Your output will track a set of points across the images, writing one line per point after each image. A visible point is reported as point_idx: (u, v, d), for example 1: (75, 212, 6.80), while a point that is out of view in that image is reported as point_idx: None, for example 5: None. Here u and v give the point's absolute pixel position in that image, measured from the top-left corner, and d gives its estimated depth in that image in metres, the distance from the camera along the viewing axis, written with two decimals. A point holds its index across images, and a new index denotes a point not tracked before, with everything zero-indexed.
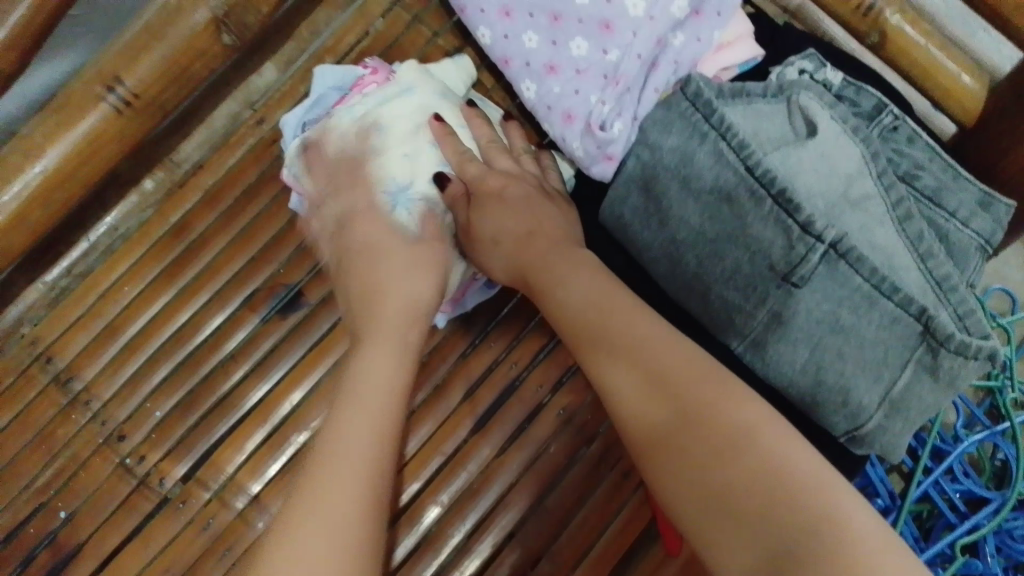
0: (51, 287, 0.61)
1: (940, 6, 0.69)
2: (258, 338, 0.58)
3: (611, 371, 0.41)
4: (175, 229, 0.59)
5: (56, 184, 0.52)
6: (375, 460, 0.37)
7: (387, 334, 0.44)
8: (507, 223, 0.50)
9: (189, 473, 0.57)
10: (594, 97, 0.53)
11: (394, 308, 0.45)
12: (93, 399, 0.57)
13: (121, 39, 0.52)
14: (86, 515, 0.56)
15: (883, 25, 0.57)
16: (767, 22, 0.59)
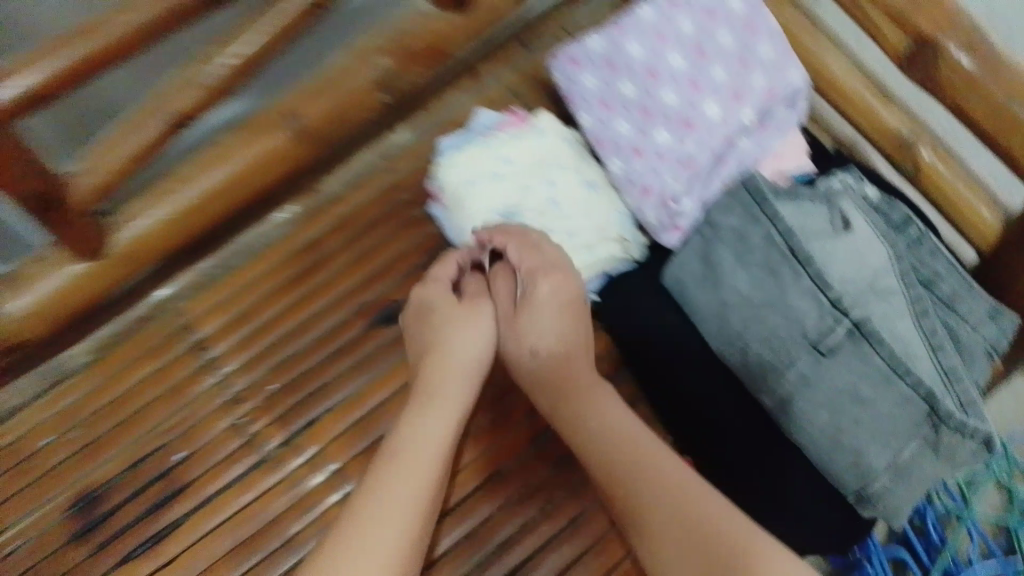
0: (202, 274, 0.70)
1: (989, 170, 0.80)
2: (368, 339, 0.66)
3: (634, 491, 0.50)
4: (308, 244, 0.70)
5: (233, 185, 0.66)
6: (408, 524, 0.46)
7: (431, 422, 0.53)
8: (551, 339, 0.58)
9: (291, 439, 0.63)
10: (670, 180, 0.65)
11: (441, 395, 0.55)
12: (222, 364, 0.65)
13: (305, 83, 0.69)
14: (193, 463, 0.62)
15: (920, 162, 0.68)
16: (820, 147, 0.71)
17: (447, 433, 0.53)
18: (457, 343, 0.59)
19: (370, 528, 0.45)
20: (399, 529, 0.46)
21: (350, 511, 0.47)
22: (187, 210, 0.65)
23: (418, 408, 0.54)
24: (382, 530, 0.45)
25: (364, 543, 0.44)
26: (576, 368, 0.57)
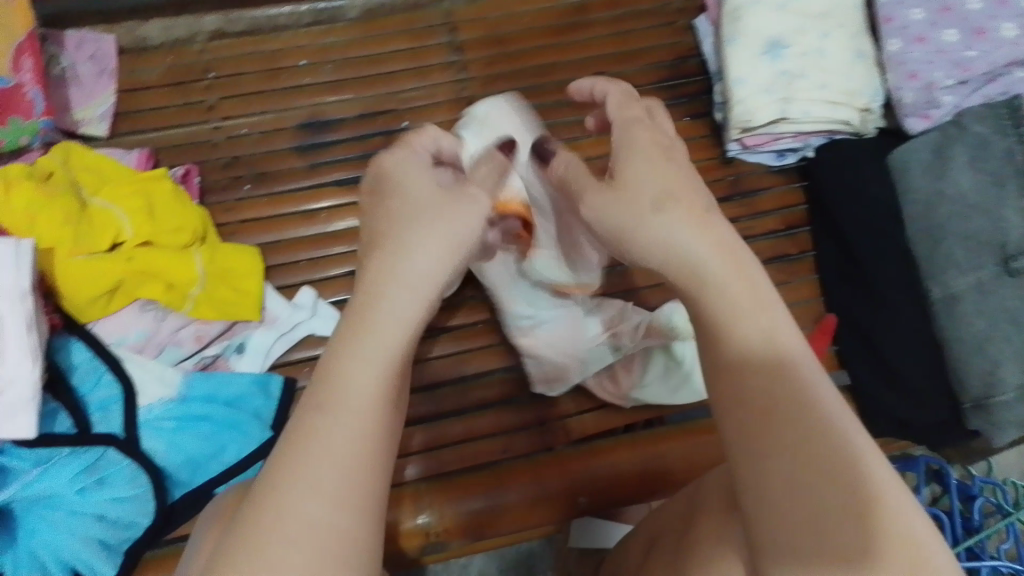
0: (135, 141, 0.75)
1: (835, 72, 0.77)
2: (323, 242, 0.73)
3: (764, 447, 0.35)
4: (234, 140, 0.76)
5: (256, 96, 0.77)
6: (350, 476, 0.35)
7: (397, 288, 0.41)
8: (609, 199, 0.44)
9: (272, 261, 0.72)
10: (939, 74, 0.74)
11: (387, 295, 0.40)
12: (230, 207, 0.74)
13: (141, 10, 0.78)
14: (185, 273, 0.66)
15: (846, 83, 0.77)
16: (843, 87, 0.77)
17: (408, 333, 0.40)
18: (404, 261, 0.41)
19: (298, 502, 0.33)
20: (349, 498, 0.34)
21: (283, 455, 0.35)
22: (100, 164, 0.68)
23: (371, 313, 0.39)
24: (317, 506, 0.33)
25: (294, 505, 0.33)
26: (735, 266, 0.39)
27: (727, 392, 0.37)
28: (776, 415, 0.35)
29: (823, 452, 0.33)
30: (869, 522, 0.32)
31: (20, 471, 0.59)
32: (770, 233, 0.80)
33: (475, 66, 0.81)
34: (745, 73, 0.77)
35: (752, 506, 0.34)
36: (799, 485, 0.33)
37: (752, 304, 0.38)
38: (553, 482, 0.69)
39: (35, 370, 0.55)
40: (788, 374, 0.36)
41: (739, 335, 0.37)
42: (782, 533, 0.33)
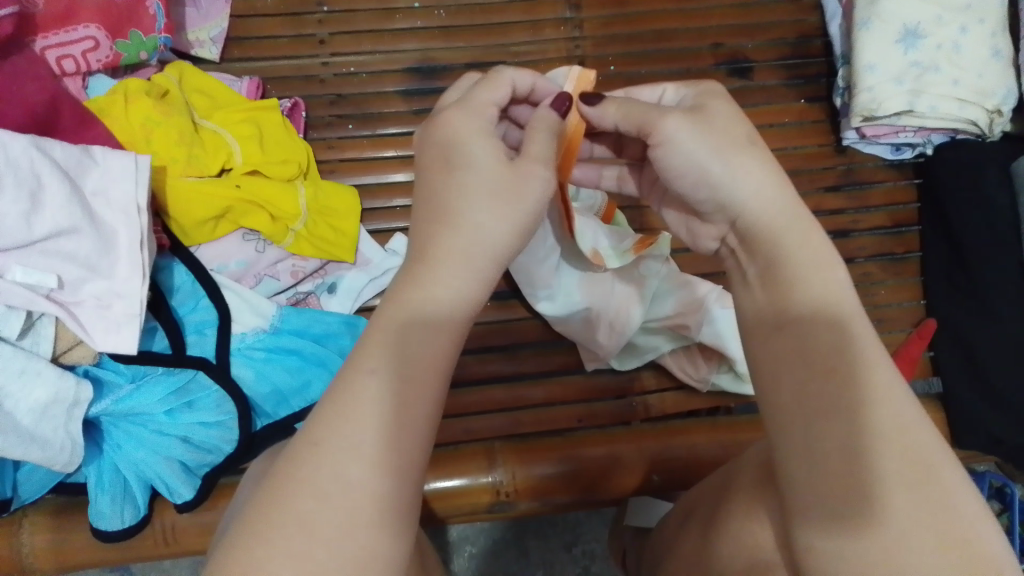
0: (247, 69, 0.75)
1: (970, 70, 0.74)
2: None
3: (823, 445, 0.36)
4: (343, 77, 0.75)
5: (368, 34, 0.76)
6: (407, 417, 0.36)
7: (470, 251, 0.40)
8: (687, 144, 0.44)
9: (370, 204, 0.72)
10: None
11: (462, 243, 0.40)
12: (334, 145, 0.73)
13: None
14: (289, 206, 0.65)
15: (982, 83, 0.73)
16: (979, 84, 0.74)
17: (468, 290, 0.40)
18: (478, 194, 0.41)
19: (348, 439, 0.34)
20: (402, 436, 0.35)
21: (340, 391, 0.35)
22: (214, 88, 0.68)
23: (440, 251, 0.40)
24: (364, 438, 0.34)
25: (334, 453, 0.34)
26: (810, 238, 0.41)
27: (773, 355, 0.39)
28: (826, 381, 0.36)
29: (859, 420, 0.35)
30: (897, 484, 0.34)
31: (114, 385, 0.59)
32: (875, 229, 0.77)
33: (588, 25, 0.79)
34: (875, 59, 0.73)
35: (791, 459, 0.37)
36: (834, 447, 0.35)
37: (825, 284, 0.39)
38: (630, 456, 0.68)
39: (144, 287, 0.54)
40: (836, 337, 0.37)
41: (808, 294, 0.39)
42: (821, 485, 0.35)
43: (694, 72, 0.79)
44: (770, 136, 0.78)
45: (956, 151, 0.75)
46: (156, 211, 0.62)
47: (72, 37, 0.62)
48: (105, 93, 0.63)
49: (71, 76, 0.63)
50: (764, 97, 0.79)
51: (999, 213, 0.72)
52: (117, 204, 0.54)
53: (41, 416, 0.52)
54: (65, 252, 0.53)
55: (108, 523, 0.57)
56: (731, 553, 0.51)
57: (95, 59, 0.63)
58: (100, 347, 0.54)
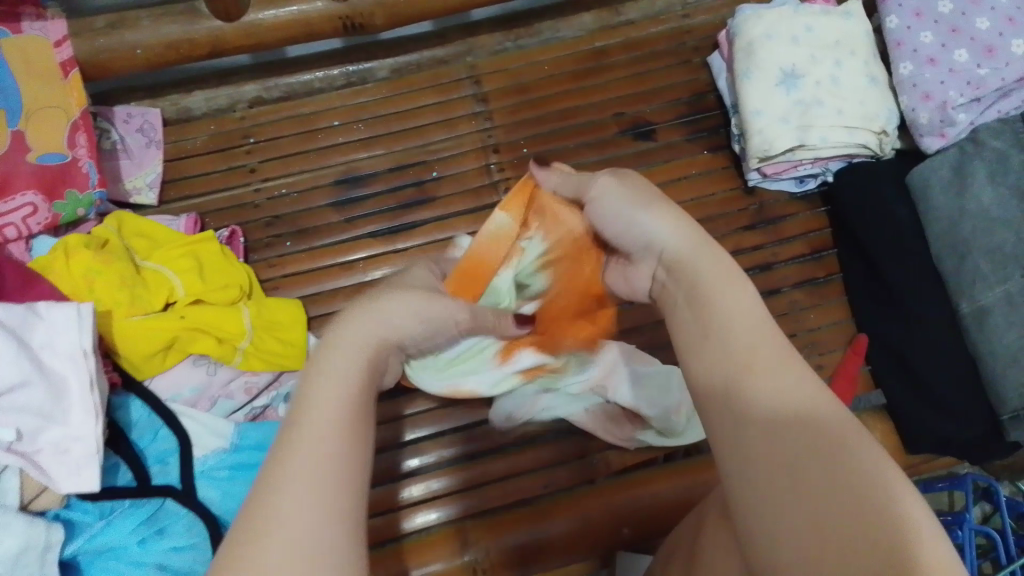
0: (185, 206, 0.80)
1: (849, 101, 0.79)
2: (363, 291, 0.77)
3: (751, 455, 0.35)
4: (277, 198, 0.80)
5: (295, 156, 0.82)
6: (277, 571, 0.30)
7: (361, 341, 0.43)
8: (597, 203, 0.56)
9: (317, 313, 0.76)
10: (953, 92, 0.76)
11: (342, 363, 0.40)
12: (275, 263, 0.78)
13: (186, 83, 0.83)
14: (233, 326, 0.68)
15: (863, 109, 0.79)
16: (861, 112, 0.79)
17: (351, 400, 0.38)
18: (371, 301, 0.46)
19: (253, 549, 0.30)
20: (303, 563, 0.30)
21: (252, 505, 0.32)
22: (152, 230, 0.73)
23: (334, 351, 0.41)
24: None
25: None
26: (720, 265, 0.45)
27: (741, 455, 0.35)
28: (792, 466, 0.33)
29: (808, 457, 0.33)
30: (912, 553, 0.29)
31: (84, 524, 0.61)
32: (795, 258, 0.81)
33: (498, 115, 0.85)
34: (762, 104, 0.79)
35: (768, 546, 0.32)
36: (812, 518, 0.31)
37: (738, 302, 0.42)
38: (595, 513, 0.71)
39: (99, 427, 0.57)
40: (815, 429, 0.34)
41: (765, 382, 0.37)
42: (802, 566, 0.30)
43: (603, 141, 0.84)
44: (682, 189, 0.83)
45: (854, 175, 0.80)
46: (106, 352, 0.65)
47: (10, 206, 0.67)
48: (46, 253, 0.66)
49: (14, 241, 0.68)
50: (671, 154, 0.84)
51: (903, 224, 0.77)
52: (65, 352, 0.58)
53: (14, 564, 0.54)
54: (20, 404, 0.56)
55: None
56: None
57: (35, 223, 0.68)
58: (64, 490, 0.57)
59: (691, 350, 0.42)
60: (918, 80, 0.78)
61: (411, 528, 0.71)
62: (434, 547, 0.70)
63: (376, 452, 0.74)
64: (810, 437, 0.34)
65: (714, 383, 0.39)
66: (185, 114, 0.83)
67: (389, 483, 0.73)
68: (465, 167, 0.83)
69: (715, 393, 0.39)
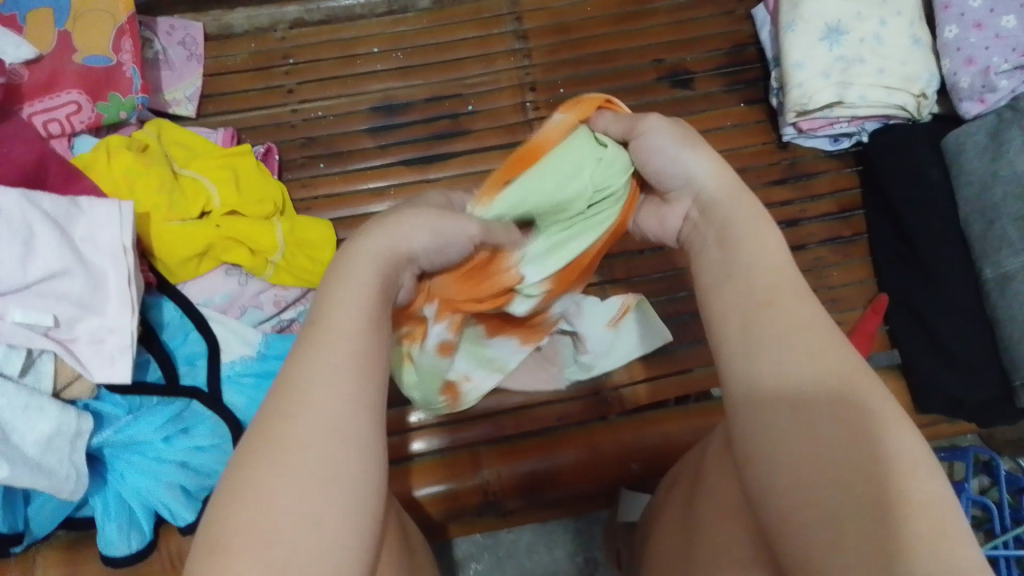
0: (223, 122, 0.81)
1: (890, 60, 0.79)
2: None
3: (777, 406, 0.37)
4: (313, 120, 0.81)
5: (332, 79, 0.82)
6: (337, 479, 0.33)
7: (377, 254, 0.41)
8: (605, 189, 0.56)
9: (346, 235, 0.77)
10: (997, 58, 0.75)
11: (357, 274, 0.39)
12: (308, 183, 0.79)
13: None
14: (263, 238, 0.69)
15: (904, 70, 0.79)
16: (902, 72, 0.79)
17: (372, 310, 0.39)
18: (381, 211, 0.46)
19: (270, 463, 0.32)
20: (330, 476, 0.33)
21: (272, 415, 0.34)
22: (192, 140, 0.74)
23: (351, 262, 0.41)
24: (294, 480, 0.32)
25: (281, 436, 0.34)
26: (749, 210, 0.44)
27: (756, 416, 0.37)
28: (807, 426, 0.35)
29: (834, 416, 0.35)
30: (911, 513, 0.32)
31: (113, 417, 0.63)
32: (823, 216, 0.82)
33: (536, 53, 0.85)
34: (802, 58, 0.79)
35: (778, 493, 0.36)
36: (820, 477, 0.34)
37: (760, 249, 0.42)
38: (608, 447, 0.72)
39: (133, 320, 0.59)
40: (822, 385, 0.36)
41: (781, 332, 0.38)
42: (809, 514, 0.34)
43: (640, 86, 0.84)
44: (715, 139, 0.83)
45: (890, 136, 0.80)
46: (144, 253, 0.67)
47: (56, 103, 0.68)
48: (89, 151, 0.68)
49: (57, 138, 0.69)
50: (707, 104, 0.84)
51: (933, 187, 0.77)
52: (107, 248, 0.59)
53: (47, 446, 0.56)
54: (60, 292, 0.58)
55: (116, 549, 0.61)
56: (685, 513, 0.53)
57: (78, 122, 0.69)
58: (97, 379, 0.59)
59: (715, 296, 0.43)
60: (962, 44, 0.77)
61: (417, 450, 0.73)
62: (447, 469, 0.72)
63: (396, 375, 0.75)
64: (835, 396, 0.36)
65: (730, 340, 0.40)
66: (228, 31, 0.84)
67: (398, 406, 0.74)
68: (500, 102, 0.83)
69: (733, 348, 0.40)
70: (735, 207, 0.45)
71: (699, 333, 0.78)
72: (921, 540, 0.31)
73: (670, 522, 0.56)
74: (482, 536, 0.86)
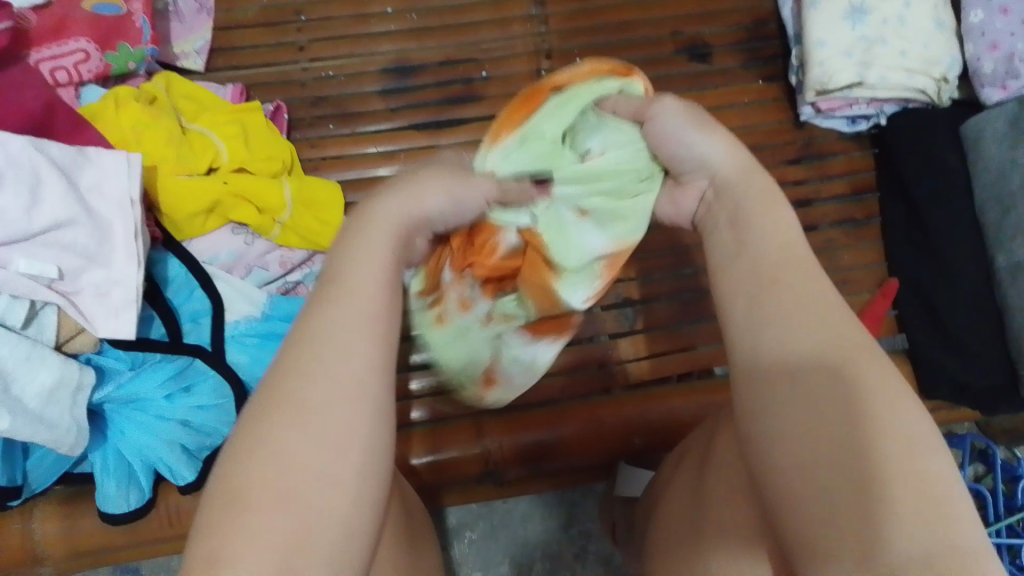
0: (232, 77, 0.79)
1: (914, 42, 0.78)
2: None
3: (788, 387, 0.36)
4: (323, 79, 0.79)
5: (344, 37, 0.80)
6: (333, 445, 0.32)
7: (378, 211, 0.41)
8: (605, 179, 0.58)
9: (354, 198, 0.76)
10: None
11: (373, 245, 0.38)
12: (316, 144, 0.77)
13: None
14: (272, 197, 0.68)
15: (927, 52, 0.78)
16: (925, 54, 0.78)
17: (389, 277, 0.38)
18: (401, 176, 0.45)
19: (287, 420, 0.32)
20: (325, 434, 0.32)
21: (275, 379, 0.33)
22: (200, 93, 0.72)
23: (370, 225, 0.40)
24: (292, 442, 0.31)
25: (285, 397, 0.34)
26: (763, 189, 0.44)
27: (761, 390, 0.37)
28: (811, 403, 0.35)
29: (841, 398, 0.34)
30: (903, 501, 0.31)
31: (115, 372, 0.63)
32: (836, 197, 0.81)
33: (553, 19, 0.83)
34: (824, 35, 0.78)
35: (778, 469, 0.35)
36: (819, 451, 0.33)
37: (771, 228, 0.42)
38: (610, 419, 0.71)
39: (139, 274, 0.58)
40: (832, 364, 0.35)
41: (790, 310, 0.38)
42: (804, 488, 0.33)
43: (657, 58, 0.83)
44: (731, 115, 0.82)
45: (908, 119, 0.79)
46: (150, 207, 0.66)
47: (64, 50, 0.67)
48: (98, 100, 0.67)
49: (64, 87, 0.68)
50: (724, 79, 0.83)
51: (950, 173, 0.76)
52: (115, 200, 0.58)
53: (48, 399, 0.55)
54: (65, 243, 0.57)
55: (114, 506, 0.60)
56: (691, 490, 0.53)
57: (86, 71, 0.68)
58: (101, 332, 0.58)
59: (722, 273, 0.42)
60: (987, 29, 0.77)
61: (417, 419, 0.73)
62: (448, 436, 0.71)
63: (400, 340, 0.74)
64: (845, 379, 0.35)
65: (735, 314, 0.40)
66: None
67: (397, 373, 0.74)
68: (514, 67, 0.81)
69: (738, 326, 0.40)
70: (750, 184, 0.45)
71: (707, 311, 0.77)
72: (914, 523, 0.30)
73: (673, 499, 0.55)
74: (476, 505, 0.86)
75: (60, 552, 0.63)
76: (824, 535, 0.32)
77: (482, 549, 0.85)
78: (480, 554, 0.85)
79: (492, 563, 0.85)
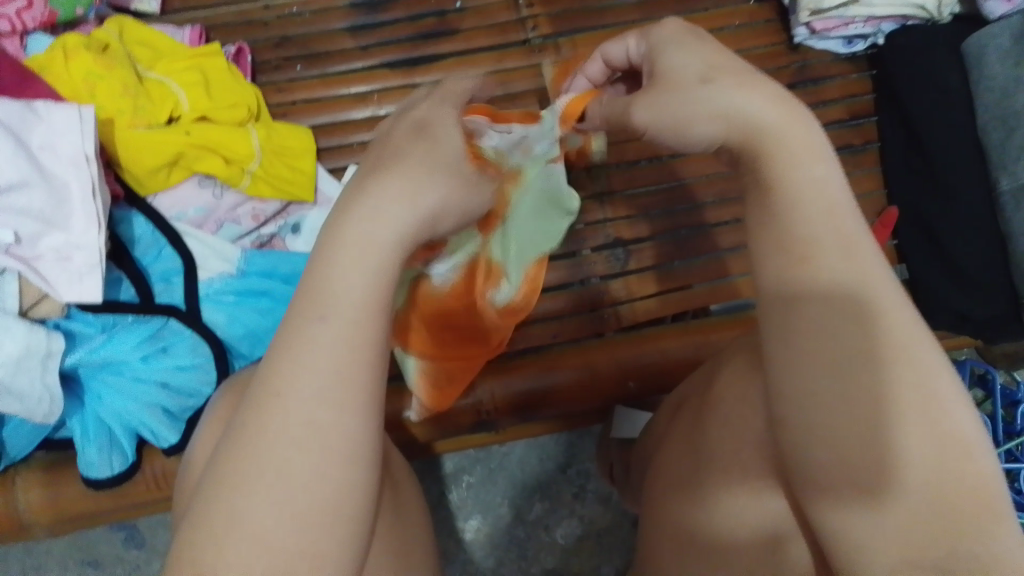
0: (194, 19, 0.75)
1: None
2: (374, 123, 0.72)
3: (795, 347, 0.33)
4: (290, 16, 0.74)
5: None
6: (332, 459, 0.29)
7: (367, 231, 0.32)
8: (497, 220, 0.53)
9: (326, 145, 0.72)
10: None
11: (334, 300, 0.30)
12: (284, 87, 0.73)
13: None
14: (238, 148, 0.65)
15: None
16: None
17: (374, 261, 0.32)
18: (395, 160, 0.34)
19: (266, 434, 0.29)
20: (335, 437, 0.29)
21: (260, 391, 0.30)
22: (157, 41, 0.68)
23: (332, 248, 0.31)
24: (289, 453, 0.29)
25: (288, 398, 0.29)
26: (798, 144, 0.35)
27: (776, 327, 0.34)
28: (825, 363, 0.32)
29: (859, 356, 0.32)
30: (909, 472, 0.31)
31: (85, 336, 0.61)
32: (831, 123, 0.77)
33: None
34: None
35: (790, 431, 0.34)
36: (842, 419, 0.32)
37: (810, 188, 0.34)
38: (604, 365, 0.70)
39: (100, 237, 0.55)
40: (857, 318, 0.32)
41: (792, 275, 0.33)
42: (817, 450, 0.33)
43: None
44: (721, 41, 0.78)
45: (908, 35, 0.75)
46: (108, 162, 0.63)
47: None
48: (45, 51, 0.63)
49: (7, 37, 0.64)
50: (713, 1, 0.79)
51: (953, 94, 0.73)
52: (68, 158, 0.55)
53: (16, 368, 0.53)
54: (19, 206, 0.54)
55: (98, 472, 0.60)
56: (684, 441, 0.51)
57: (31, 19, 0.64)
58: (66, 299, 0.55)
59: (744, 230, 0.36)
60: None
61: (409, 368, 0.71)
62: None
63: None
64: (866, 339, 0.32)
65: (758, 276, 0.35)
66: None
67: None
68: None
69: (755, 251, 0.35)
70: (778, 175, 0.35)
71: (700, 248, 0.75)
72: (929, 505, 0.31)
73: (670, 445, 0.54)
74: (474, 450, 0.85)
75: (47, 519, 0.62)
76: (845, 503, 0.33)
77: (480, 492, 0.85)
78: (479, 498, 0.85)
79: (492, 506, 0.84)
